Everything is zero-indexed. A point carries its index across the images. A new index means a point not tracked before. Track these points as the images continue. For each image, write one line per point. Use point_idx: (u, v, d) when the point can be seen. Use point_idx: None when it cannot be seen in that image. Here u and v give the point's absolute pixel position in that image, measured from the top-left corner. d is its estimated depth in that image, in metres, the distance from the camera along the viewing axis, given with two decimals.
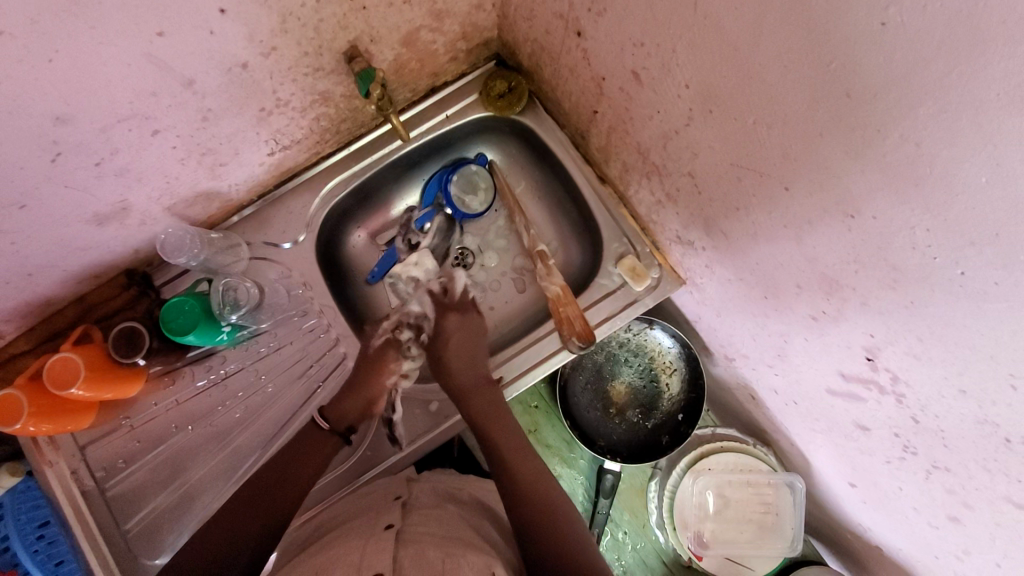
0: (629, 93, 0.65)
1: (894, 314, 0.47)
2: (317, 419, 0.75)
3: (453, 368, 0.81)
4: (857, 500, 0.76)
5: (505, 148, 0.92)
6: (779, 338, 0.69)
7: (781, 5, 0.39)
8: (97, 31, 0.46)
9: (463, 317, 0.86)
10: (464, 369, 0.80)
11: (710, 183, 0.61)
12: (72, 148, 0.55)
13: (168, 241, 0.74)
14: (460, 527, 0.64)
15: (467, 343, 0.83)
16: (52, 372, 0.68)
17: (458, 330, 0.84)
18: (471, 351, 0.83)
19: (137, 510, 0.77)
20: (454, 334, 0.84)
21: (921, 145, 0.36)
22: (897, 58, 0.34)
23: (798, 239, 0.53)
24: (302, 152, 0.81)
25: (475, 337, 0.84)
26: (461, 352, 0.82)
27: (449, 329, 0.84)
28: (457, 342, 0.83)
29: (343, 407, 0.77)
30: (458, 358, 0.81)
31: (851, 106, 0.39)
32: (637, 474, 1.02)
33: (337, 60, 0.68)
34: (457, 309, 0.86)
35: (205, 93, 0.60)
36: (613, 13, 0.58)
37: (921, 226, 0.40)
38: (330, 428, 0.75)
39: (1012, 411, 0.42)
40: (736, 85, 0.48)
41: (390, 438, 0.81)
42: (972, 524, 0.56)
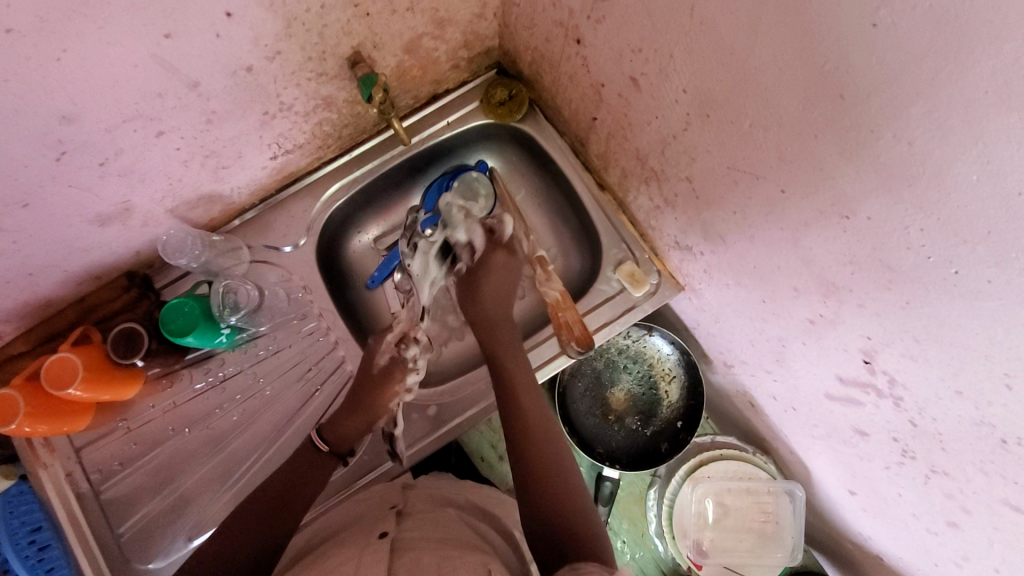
0: (627, 99, 0.66)
1: (890, 315, 0.48)
2: (316, 441, 0.74)
3: (485, 300, 0.81)
4: (856, 507, 0.75)
5: (504, 155, 0.93)
6: (777, 342, 0.69)
7: (775, 7, 0.40)
8: (104, 32, 0.47)
9: (509, 257, 0.83)
10: (497, 301, 0.81)
11: (707, 187, 0.62)
12: (77, 147, 0.56)
13: (169, 241, 0.75)
14: (456, 530, 0.63)
15: (506, 281, 0.82)
16: (49, 372, 0.68)
17: (499, 268, 0.82)
18: (506, 291, 0.82)
19: (131, 513, 0.76)
20: (496, 271, 0.82)
21: (912, 145, 0.37)
22: (889, 58, 0.35)
23: (794, 241, 0.54)
24: (305, 157, 0.82)
25: (514, 279, 0.83)
26: (498, 290, 0.81)
27: (491, 266, 0.82)
28: (495, 278, 0.81)
29: (344, 428, 0.75)
30: (493, 295, 0.81)
31: (844, 107, 0.40)
32: (636, 482, 1.02)
33: (340, 65, 0.69)
34: (505, 247, 0.83)
35: (209, 96, 0.61)
36: (611, 20, 0.59)
37: (915, 225, 0.40)
38: (327, 451, 0.74)
39: (1009, 412, 0.42)
40: (732, 89, 0.49)
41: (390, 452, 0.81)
42: (970, 530, 0.56)
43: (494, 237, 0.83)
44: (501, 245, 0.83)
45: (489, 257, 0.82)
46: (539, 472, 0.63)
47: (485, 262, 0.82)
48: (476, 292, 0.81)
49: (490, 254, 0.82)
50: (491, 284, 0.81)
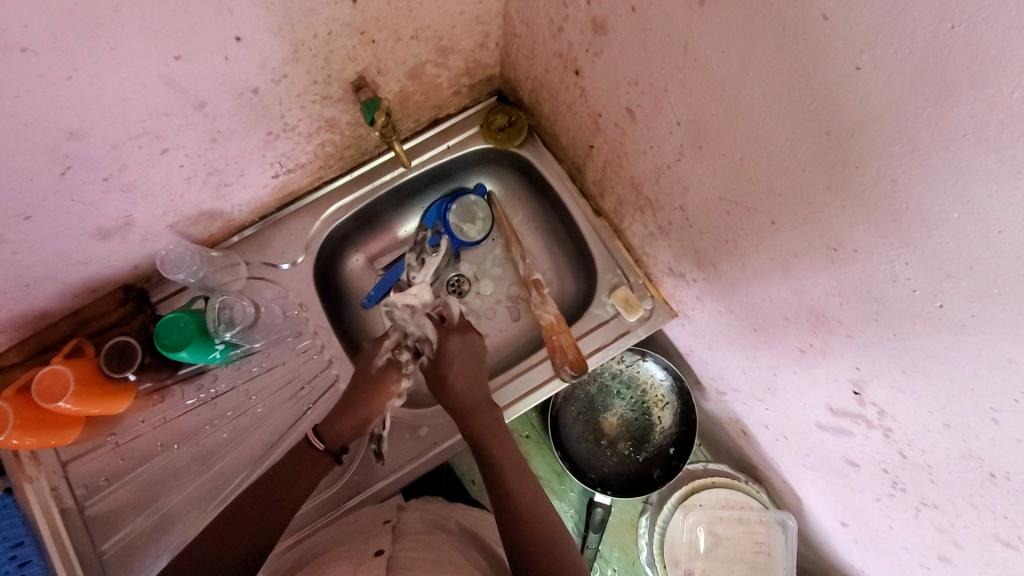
0: (623, 129, 0.67)
1: (879, 346, 0.48)
2: (311, 439, 0.74)
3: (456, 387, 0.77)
4: (848, 540, 0.75)
5: (502, 181, 0.95)
6: (769, 371, 0.69)
7: (764, 47, 0.42)
8: (117, 52, 0.48)
9: (464, 338, 0.81)
10: (465, 387, 0.77)
11: (701, 217, 0.63)
12: (82, 162, 0.56)
13: (168, 257, 0.76)
14: (451, 552, 0.64)
15: (470, 363, 0.80)
16: (41, 384, 0.67)
17: (459, 352, 0.80)
18: (472, 372, 0.79)
19: (116, 529, 0.75)
20: (455, 354, 0.79)
21: (895, 181, 0.38)
22: (871, 98, 0.36)
23: (785, 271, 0.55)
24: (306, 176, 0.83)
25: (476, 359, 0.81)
26: (465, 374, 0.79)
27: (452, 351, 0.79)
28: (459, 363, 0.79)
29: (341, 427, 0.75)
30: (462, 381, 0.78)
31: (831, 143, 0.41)
32: (628, 509, 1.01)
33: (344, 89, 0.71)
34: (458, 331, 0.82)
35: (215, 115, 0.62)
36: (608, 53, 0.61)
37: (900, 259, 0.41)
38: (323, 448, 0.73)
39: (996, 445, 0.43)
40: (724, 123, 0.50)
41: (376, 454, 0.81)
42: (962, 563, 0.56)
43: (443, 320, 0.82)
44: (452, 328, 0.82)
45: (446, 343, 0.80)
46: None
47: (441, 352, 0.79)
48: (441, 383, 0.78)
49: (444, 341, 0.80)
50: (455, 373, 0.78)
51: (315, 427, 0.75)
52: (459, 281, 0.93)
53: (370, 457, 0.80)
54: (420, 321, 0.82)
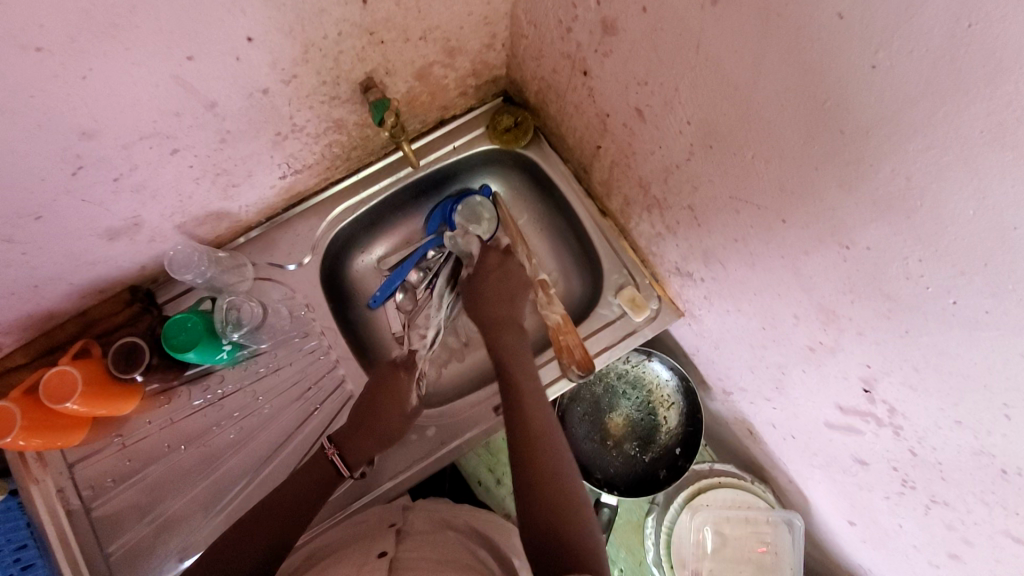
0: (632, 129, 0.68)
1: (889, 343, 0.49)
2: (339, 465, 0.74)
3: (488, 301, 0.84)
4: (856, 538, 0.75)
5: (508, 181, 0.95)
6: (777, 369, 0.69)
7: (778, 47, 0.42)
8: (130, 53, 0.48)
9: (502, 258, 0.88)
10: (499, 301, 0.84)
11: (710, 216, 0.63)
12: (93, 162, 0.56)
13: (176, 257, 0.75)
14: (455, 552, 0.65)
15: (506, 282, 0.86)
16: (48, 384, 0.67)
17: (496, 269, 0.87)
18: (508, 290, 0.85)
19: (122, 531, 0.75)
20: (492, 271, 0.86)
21: (911, 179, 0.38)
22: (888, 96, 0.36)
23: (794, 269, 0.55)
24: (313, 177, 0.84)
25: (512, 279, 0.86)
26: (499, 289, 0.85)
27: (488, 266, 0.87)
28: (494, 279, 0.86)
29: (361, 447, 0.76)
30: (495, 295, 0.85)
31: (844, 141, 0.41)
32: (634, 509, 1.02)
33: (353, 90, 0.71)
34: (498, 251, 0.89)
35: (225, 116, 0.62)
36: (617, 53, 0.61)
37: (914, 257, 0.41)
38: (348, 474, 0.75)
39: (1009, 441, 0.43)
40: (735, 121, 0.51)
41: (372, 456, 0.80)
42: (972, 561, 0.56)
43: (489, 243, 0.90)
44: (495, 248, 0.89)
45: (484, 259, 0.87)
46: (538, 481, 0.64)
47: (481, 266, 0.87)
48: (476, 295, 0.85)
49: (484, 257, 0.88)
50: (489, 284, 0.85)
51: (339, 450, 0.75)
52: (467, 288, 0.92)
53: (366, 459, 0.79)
54: (469, 242, 0.89)
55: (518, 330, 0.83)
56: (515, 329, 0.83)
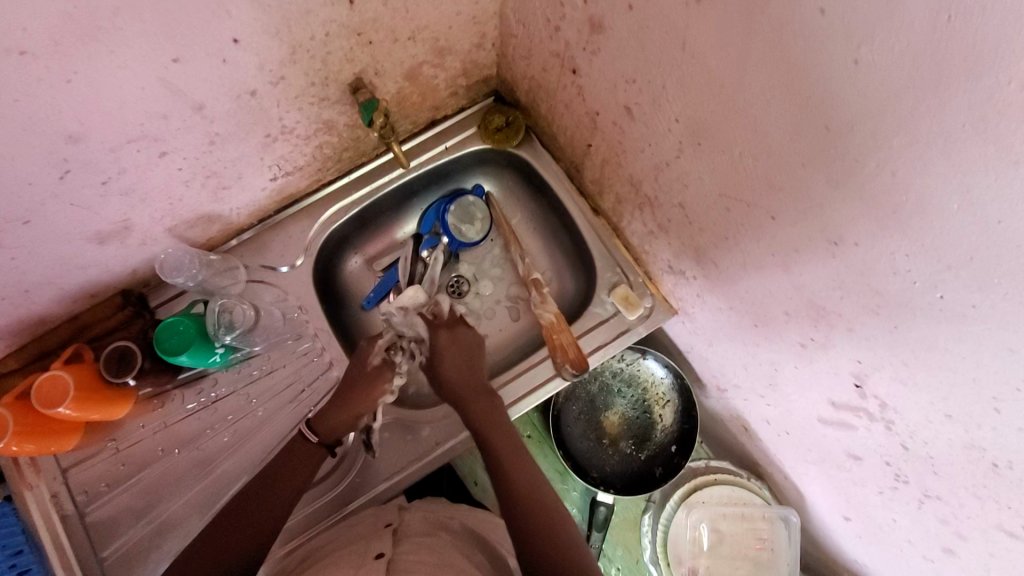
0: (621, 128, 0.68)
1: (879, 338, 0.49)
2: (306, 432, 0.74)
3: (448, 376, 0.81)
4: (851, 534, 0.75)
5: (501, 181, 0.95)
6: (770, 366, 0.69)
7: (762, 44, 0.42)
8: (115, 55, 0.48)
9: (452, 333, 0.84)
10: (462, 378, 0.80)
11: (700, 213, 0.63)
12: (81, 166, 0.56)
13: (167, 260, 0.76)
14: (453, 556, 0.64)
15: (463, 355, 0.83)
16: (40, 390, 0.67)
17: (450, 346, 0.83)
18: (467, 363, 0.82)
19: (117, 536, 0.75)
20: (447, 350, 0.83)
21: (895, 173, 0.38)
22: (871, 92, 0.36)
23: (785, 265, 0.55)
24: (304, 178, 0.83)
25: (470, 351, 0.83)
26: (456, 364, 0.82)
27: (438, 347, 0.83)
28: (450, 357, 0.82)
29: (334, 420, 0.75)
30: (453, 370, 0.81)
31: (830, 137, 0.41)
32: (631, 507, 1.02)
33: (342, 91, 0.71)
34: (446, 326, 0.85)
35: (214, 118, 0.62)
36: (605, 52, 0.61)
37: (901, 251, 0.41)
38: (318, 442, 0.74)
39: (998, 435, 0.43)
40: (722, 118, 0.51)
41: (365, 444, 0.80)
42: (966, 556, 0.56)
43: (433, 318, 0.85)
44: (440, 324, 0.85)
45: (436, 340, 0.84)
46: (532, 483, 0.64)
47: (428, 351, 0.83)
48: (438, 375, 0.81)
49: (432, 338, 0.84)
50: (443, 367, 0.81)
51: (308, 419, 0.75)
52: (458, 283, 0.93)
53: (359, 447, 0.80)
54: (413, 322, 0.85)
55: (490, 397, 0.79)
56: (485, 393, 0.79)
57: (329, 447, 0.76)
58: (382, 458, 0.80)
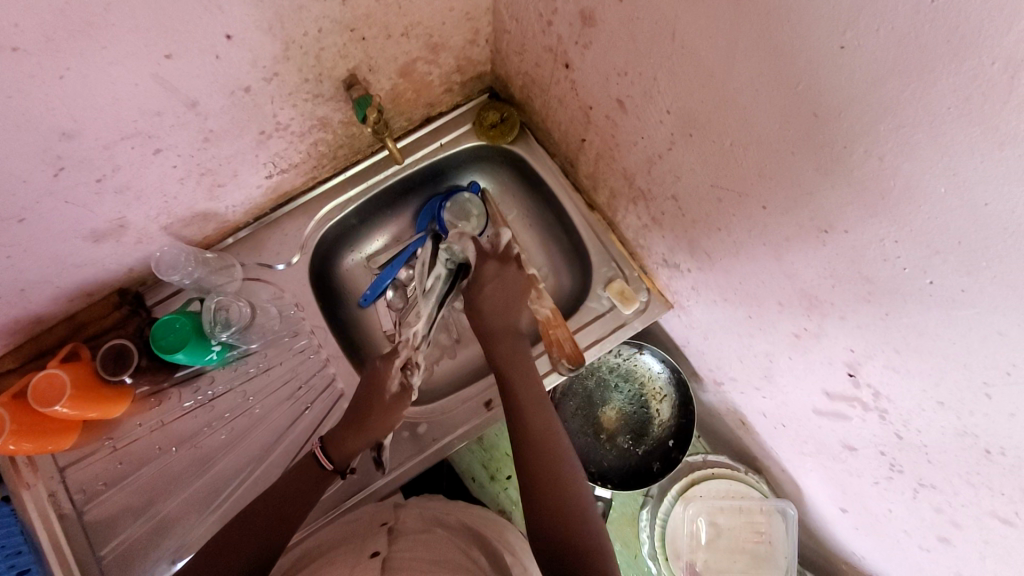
0: (615, 121, 0.68)
1: (871, 326, 0.49)
2: (321, 459, 0.73)
3: (486, 313, 0.80)
4: (848, 525, 0.75)
5: (496, 176, 0.95)
6: (765, 358, 0.70)
7: (750, 31, 0.42)
8: (108, 51, 0.48)
9: (501, 267, 0.83)
10: (496, 312, 0.79)
11: (693, 205, 0.64)
12: (75, 163, 0.57)
13: (162, 258, 0.76)
14: (449, 553, 0.65)
15: (504, 291, 0.81)
16: (36, 389, 0.67)
17: (495, 279, 0.82)
18: (505, 301, 0.80)
19: (116, 534, 0.75)
20: (492, 281, 0.81)
21: (883, 159, 0.38)
22: (858, 76, 0.37)
23: (777, 256, 0.55)
24: (299, 176, 0.84)
25: (514, 289, 0.81)
26: (497, 300, 0.80)
27: (484, 277, 0.81)
28: (491, 289, 0.80)
29: (350, 446, 0.74)
30: (492, 308, 0.80)
31: (819, 125, 0.42)
32: (628, 502, 1.01)
33: (336, 88, 0.71)
34: (496, 259, 0.84)
35: (208, 115, 0.62)
36: (597, 45, 0.61)
37: (890, 238, 0.41)
38: (331, 469, 0.73)
39: (990, 421, 0.43)
40: (713, 108, 0.51)
41: (376, 461, 0.79)
42: (962, 544, 0.56)
43: (485, 250, 0.85)
44: (492, 257, 0.84)
45: (482, 269, 0.82)
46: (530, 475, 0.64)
47: (477, 277, 0.82)
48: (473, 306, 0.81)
49: (481, 266, 0.82)
50: (487, 300, 0.80)
51: (323, 444, 0.74)
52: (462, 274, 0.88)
53: (369, 465, 0.79)
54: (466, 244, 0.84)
55: (515, 339, 0.79)
56: (516, 339, 0.79)
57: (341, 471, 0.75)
58: (391, 477, 0.80)
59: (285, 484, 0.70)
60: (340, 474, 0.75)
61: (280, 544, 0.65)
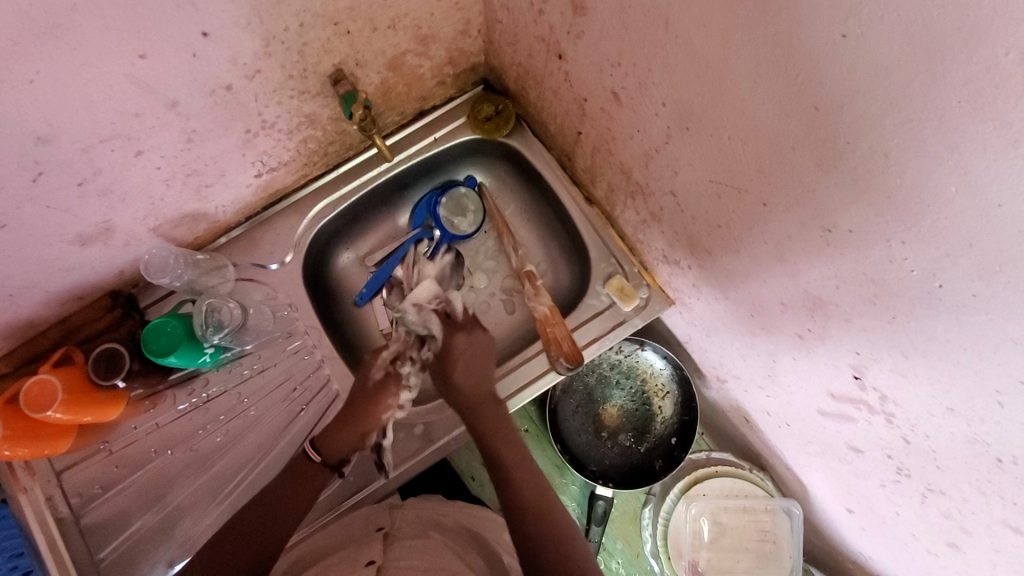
0: (610, 114, 0.65)
1: (877, 329, 0.47)
2: (307, 450, 0.73)
3: (460, 384, 0.78)
4: (854, 526, 0.73)
5: (492, 172, 0.93)
6: (768, 357, 0.67)
7: (746, 21, 0.40)
8: (78, 53, 0.47)
9: (470, 337, 0.81)
10: (471, 384, 0.78)
11: (692, 201, 0.61)
12: (54, 167, 0.55)
13: (152, 261, 0.75)
14: (446, 560, 0.64)
15: (475, 359, 0.80)
16: (28, 395, 0.66)
17: (465, 350, 0.80)
18: (481, 368, 0.79)
19: (114, 537, 0.75)
20: (461, 350, 0.80)
21: (889, 156, 0.36)
22: (860, 68, 0.34)
23: (779, 255, 0.53)
24: (290, 174, 0.82)
25: (484, 357, 0.80)
26: (471, 369, 0.79)
27: (456, 349, 0.79)
28: (465, 363, 0.79)
29: (336, 440, 0.74)
30: (468, 377, 0.78)
31: (819, 119, 0.39)
32: (631, 500, 0.99)
33: (322, 83, 0.69)
34: (463, 330, 0.82)
35: (189, 115, 0.61)
36: (590, 35, 0.59)
37: (897, 238, 0.39)
38: (320, 460, 0.72)
39: (1002, 429, 0.41)
40: (709, 103, 0.49)
41: (376, 463, 0.78)
42: (971, 551, 0.54)
43: (449, 320, 0.83)
44: (458, 327, 0.82)
45: (452, 342, 0.80)
46: None
47: (446, 351, 0.80)
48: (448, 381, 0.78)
49: (450, 340, 0.80)
50: (461, 368, 0.79)
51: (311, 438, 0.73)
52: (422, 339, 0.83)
53: (370, 468, 0.78)
54: (426, 317, 0.83)
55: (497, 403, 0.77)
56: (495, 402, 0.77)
57: (333, 467, 0.74)
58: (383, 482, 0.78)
59: (283, 491, 0.70)
60: (335, 472, 0.75)
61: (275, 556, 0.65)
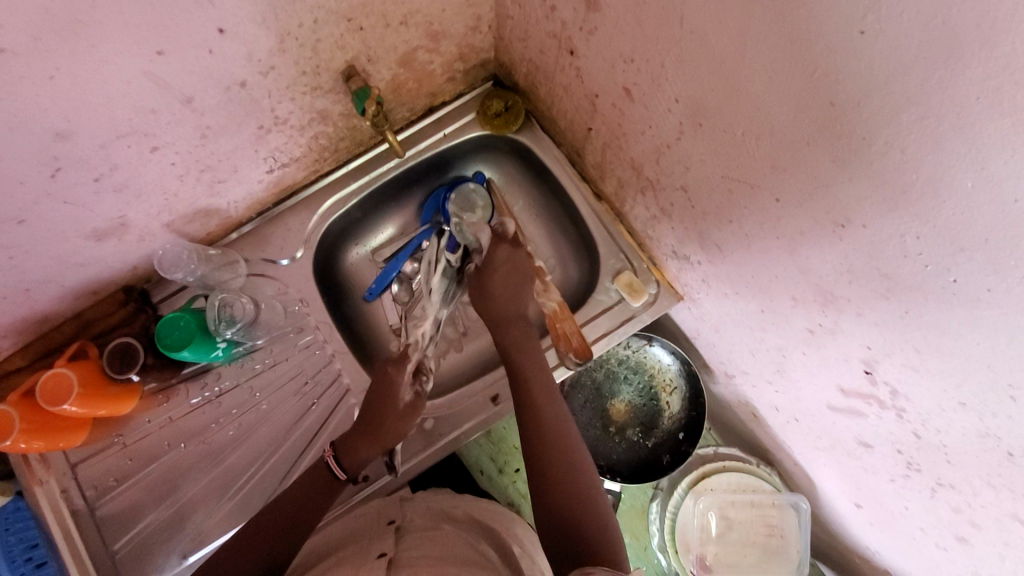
0: (621, 110, 0.66)
1: (889, 324, 0.47)
2: (334, 469, 0.72)
3: (495, 294, 0.79)
4: (862, 520, 0.74)
5: (501, 167, 0.93)
6: (778, 352, 0.68)
7: (762, 17, 0.40)
8: (97, 50, 0.47)
9: (513, 252, 0.82)
10: (506, 298, 0.79)
11: (703, 197, 0.61)
12: (71, 163, 0.56)
13: (166, 257, 0.76)
14: (458, 548, 0.65)
15: (514, 275, 0.80)
16: (44, 388, 0.66)
17: (505, 264, 0.81)
18: (516, 286, 0.80)
19: (129, 529, 0.75)
20: (501, 266, 0.80)
21: (906, 152, 0.36)
22: (878, 64, 0.34)
23: (791, 251, 0.53)
24: (301, 169, 0.82)
25: (523, 274, 0.81)
26: (508, 281, 0.80)
27: (496, 261, 0.81)
28: (503, 273, 0.80)
29: (364, 453, 0.74)
30: (503, 290, 0.79)
31: (836, 115, 0.39)
32: (638, 495, 1.01)
33: (334, 79, 0.69)
34: (509, 243, 0.83)
35: (203, 111, 0.61)
36: (603, 31, 0.59)
37: (911, 233, 0.39)
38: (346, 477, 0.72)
39: (1014, 424, 0.41)
40: (723, 99, 0.49)
41: (387, 465, 0.79)
42: (980, 545, 0.54)
43: (499, 233, 0.84)
44: (504, 241, 0.83)
45: (494, 253, 0.81)
46: (538, 468, 0.63)
47: (489, 262, 0.81)
48: (484, 290, 0.80)
49: (493, 251, 0.82)
50: (498, 281, 0.79)
51: (336, 453, 0.73)
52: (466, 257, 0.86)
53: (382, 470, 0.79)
54: (478, 230, 0.85)
55: (526, 325, 0.78)
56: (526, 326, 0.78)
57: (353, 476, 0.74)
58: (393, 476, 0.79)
59: (295, 483, 0.70)
60: (351, 482, 0.75)
61: (289, 549, 0.65)
